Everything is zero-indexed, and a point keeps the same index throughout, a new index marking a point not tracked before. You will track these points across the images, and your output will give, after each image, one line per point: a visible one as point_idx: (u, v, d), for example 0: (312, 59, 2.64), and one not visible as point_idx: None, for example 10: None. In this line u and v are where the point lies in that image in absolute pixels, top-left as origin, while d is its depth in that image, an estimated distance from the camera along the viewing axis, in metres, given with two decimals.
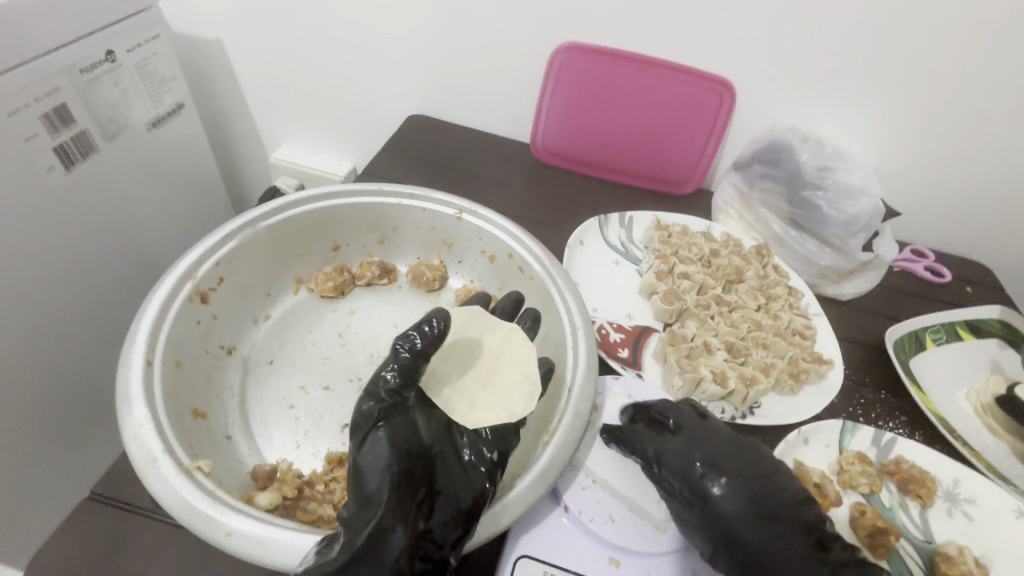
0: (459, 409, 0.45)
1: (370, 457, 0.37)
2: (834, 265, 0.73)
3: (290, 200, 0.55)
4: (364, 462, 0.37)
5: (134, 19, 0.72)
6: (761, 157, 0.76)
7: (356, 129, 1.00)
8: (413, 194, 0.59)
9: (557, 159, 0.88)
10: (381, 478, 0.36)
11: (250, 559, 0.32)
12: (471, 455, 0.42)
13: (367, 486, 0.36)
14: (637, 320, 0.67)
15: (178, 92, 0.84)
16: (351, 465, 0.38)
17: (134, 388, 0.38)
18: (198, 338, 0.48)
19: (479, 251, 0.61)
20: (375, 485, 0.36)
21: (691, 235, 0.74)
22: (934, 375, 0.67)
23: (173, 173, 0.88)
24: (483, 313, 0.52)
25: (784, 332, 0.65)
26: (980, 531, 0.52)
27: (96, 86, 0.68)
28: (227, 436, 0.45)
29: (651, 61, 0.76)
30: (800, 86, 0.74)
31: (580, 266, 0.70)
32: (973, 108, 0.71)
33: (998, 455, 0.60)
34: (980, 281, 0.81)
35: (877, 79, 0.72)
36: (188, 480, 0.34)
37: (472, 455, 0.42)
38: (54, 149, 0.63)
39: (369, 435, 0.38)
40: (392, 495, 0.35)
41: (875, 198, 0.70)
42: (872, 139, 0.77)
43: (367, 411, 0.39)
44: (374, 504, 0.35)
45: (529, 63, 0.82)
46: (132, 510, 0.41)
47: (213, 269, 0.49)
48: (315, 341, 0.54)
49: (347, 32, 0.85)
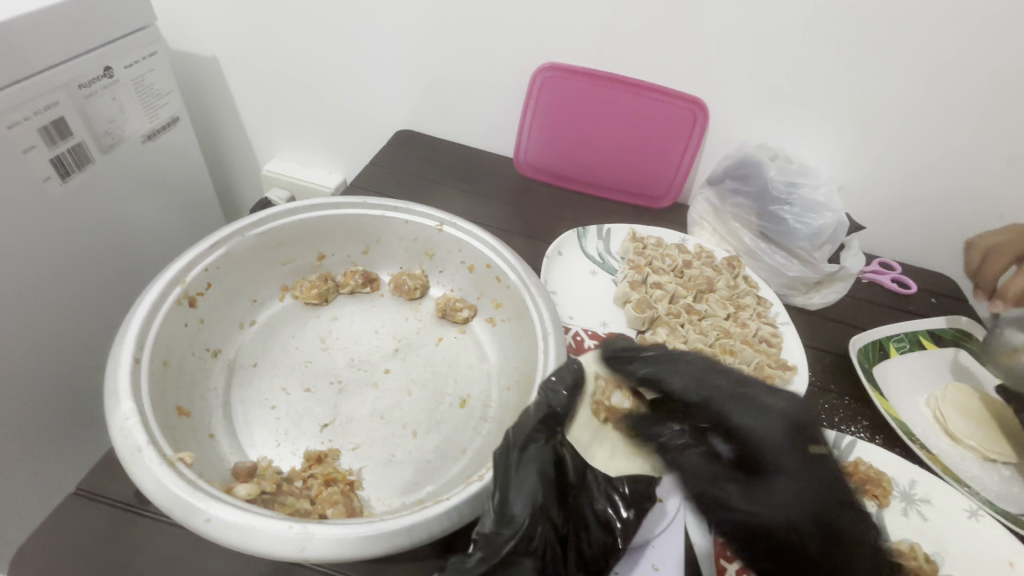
0: (602, 458, 0.50)
1: (513, 488, 0.39)
2: (802, 276, 0.77)
3: (278, 210, 0.58)
4: (501, 492, 0.39)
5: (133, 37, 0.75)
6: (733, 173, 0.80)
7: (347, 143, 1.03)
8: (396, 207, 0.62)
9: (539, 173, 0.92)
10: (527, 503, 0.38)
11: (227, 543, 0.34)
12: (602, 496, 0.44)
13: (512, 508, 0.38)
14: (611, 328, 0.70)
15: (174, 106, 0.87)
16: (494, 487, 0.40)
17: (121, 384, 0.40)
18: (185, 340, 0.50)
19: (459, 261, 0.64)
20: (506, 513, 0.38)
21: (665, 247, 0.78)
22: (897, 381, 0.70)
23: (167, 183, 0.90)
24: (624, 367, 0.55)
25: (751, 340, 0.67)
26: (935, 531, 0.54)
27: (94, 101, 0.71)
28: (210, 434, 0.47)
29: (627, 81, 0.80)
30: (768, 106, 0.78)
31: (558, 276, 0.73)
32: (931, 128, 0.75)
33: (955, 458, 0.62)
34: (945, 293, 0.84)
35: (840, 100, 0.76)
36: (171, 470, 0.36)
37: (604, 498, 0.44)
38: (52, 160, 0.66)
39: (523, 464, 0.40)
40: (527, 520, 0.38)
41: (838, 213, 0.74)
42: (838, 157, 0.81)
43: (534, 446, 0.41)
44: (512, 528, 0.38)
45: (512, 82, 0.86)
46: (115, 503, 0.43)
47: (201, 275, 0.52)
48: (298, 345, 0.56)
49: (338, 50, 0.89)
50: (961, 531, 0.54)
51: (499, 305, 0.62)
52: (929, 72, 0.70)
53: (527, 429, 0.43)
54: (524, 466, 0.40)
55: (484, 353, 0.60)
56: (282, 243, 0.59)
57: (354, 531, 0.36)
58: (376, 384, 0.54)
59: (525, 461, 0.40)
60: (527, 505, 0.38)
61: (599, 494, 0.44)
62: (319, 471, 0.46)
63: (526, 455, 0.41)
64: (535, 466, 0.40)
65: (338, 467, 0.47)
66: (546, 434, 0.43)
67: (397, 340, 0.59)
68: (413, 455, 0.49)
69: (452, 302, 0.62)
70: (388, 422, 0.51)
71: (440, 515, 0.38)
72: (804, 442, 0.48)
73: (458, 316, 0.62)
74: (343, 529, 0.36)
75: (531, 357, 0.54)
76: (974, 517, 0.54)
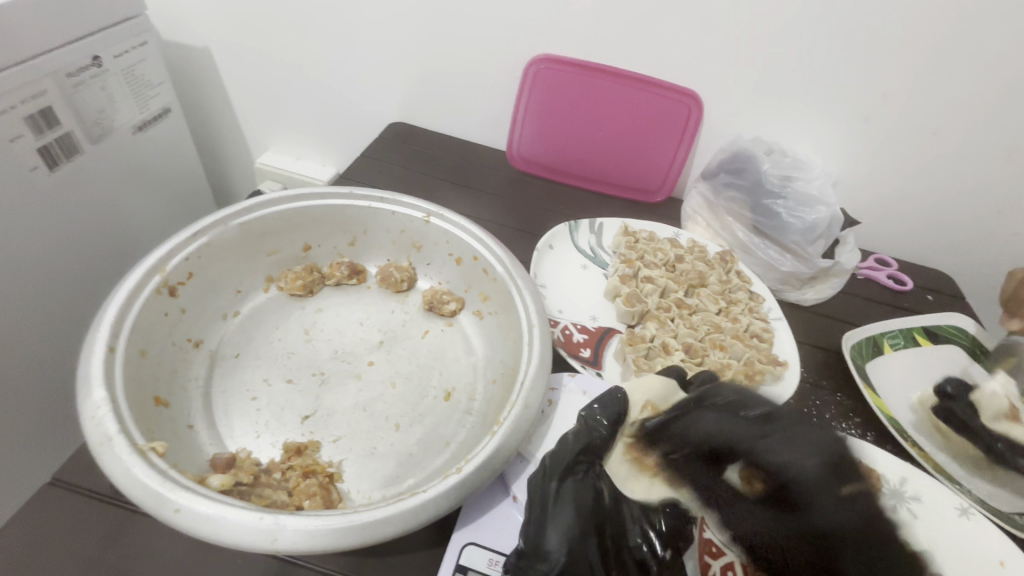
0: (638, 490, 0.46)
1: (548, 521, 0.41)
2: (795, 271, 0.76)
3: (262, 200, 0.57)
4: (537, 523, 0.41)
5: (122, 26, 0.75)
6: (727, 167, 0.79)
7: (340, 136, 1.02)
8: (383, 198, 0.61)
9: (533, 167, 0.91)
10: (561, 538, 0.40)
11: (197, 534, 0.34)
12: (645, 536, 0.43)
13: (546, 543, 0.40)
14: (601, 322, 0.69)
15: (165, 97, 0.87)
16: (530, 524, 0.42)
17: (94, 372, 0.39)
18: (165, 330, 0.50)
19: (447, 254, 0.63)
20: (541, 546, 0.40)
21: (657, 241, 0.77)
22: (890, 378, 0.69)
23: (158, 175, 0.90)
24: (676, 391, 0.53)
25: (742, 335, 0.67)
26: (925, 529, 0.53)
27: (82, 90, 0.70)
28: (189, 425, 0.47)
29: (622, 73, 0.79)
30: (764, 99, 0.77)
31: (548, 269, 0.73)
32: (930, 122, 0.74)
33: (947, 455, 0.61)
34: (942, 290, 0.83)
35: (836, 93, 0.75)
36: (142, 460, 0.36)
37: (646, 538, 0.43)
38: (39, 150, 0.65)
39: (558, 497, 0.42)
40: (564, 556, 0.39)
41: (832, 207, 0.74)
42: (834, 151, 0.80)
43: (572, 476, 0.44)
44: (546, 562, 0.39)
45: (505, 74, 0.85)
46: (89, 493, 0.43)
47: (182, 264, 0.51)
48: (282, 336, 0.56)
49: (330, 41, 0.88)
50: (951, 529, 0.53)
51: (486, 298, 0.61)
52: (928, 65, 0.69)
53: (562, 463, 0.45)
54: (559, 497, 0.42)
55: (471, 346, 0.59)
56: (266, 234, 0.59)
57: (325, 523, 0.35)
58: (359, 376, 0.54)
59: (559, 493, 0.42)
60: (561, 537, 0.40)
61: (635, 530, 0.43)
62: (298, 463, 0.45)
63: (565, 488, 0.43)
64: (572, 500, 0.42)
65: (317, 460, 0.46)
66: (583, 468, 0.45)
67: (382, 333, 0.59)
68: (395, 447, 0.49)
69: (439, 295, 0.62)
70: (370, 415, 0.51)
71: (414, 508, 0.37)
72: (836, 480, 0.43)
73: (445, 309, 0.61)
74: (314, 521, 0.35)
75: (517, 350, 0.54)
76: (966, 516, 0.54)
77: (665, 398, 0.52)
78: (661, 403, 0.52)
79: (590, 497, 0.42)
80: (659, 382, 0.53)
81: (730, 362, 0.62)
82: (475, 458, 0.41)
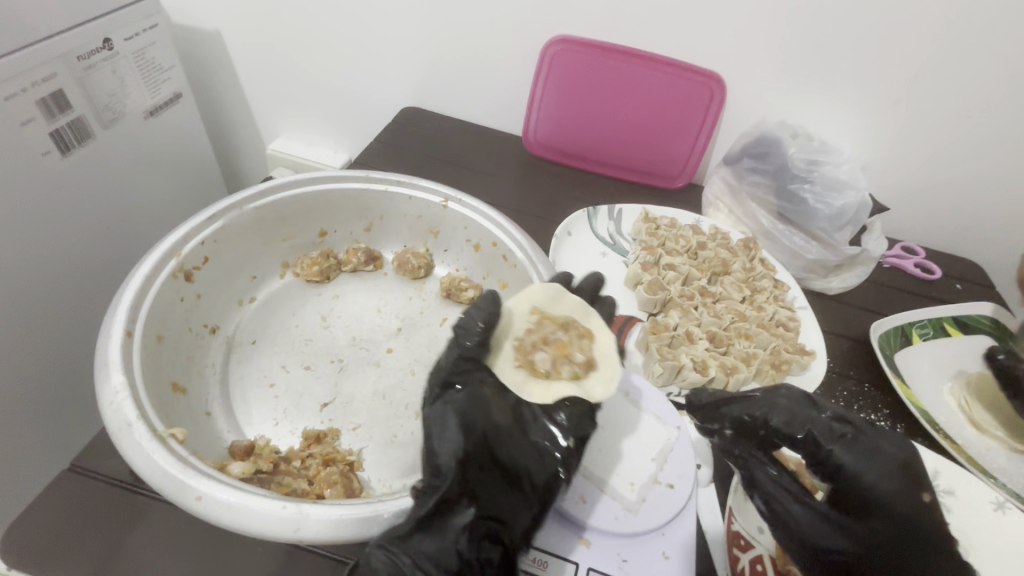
0: (536, 392, 0.43)
1: (439, 438, 0.38)
2: (821, 259, 0.74)
3: (277, 184, 0.56)
4: (429, 443, 0.38)
5: (132, 8, 0.73)
6: (751, 151, 0.76)
7: (352, 122, 1.01)
8: (400, 181, 0.60)
9: (549, 152, 0.89)
10: (452, 450, 0.37)
11: (220, 523, 0.33)
12: (545, 441, 0.40)
13: (439, 456, 0.38)
14: (621, 310, 0.67)
15: (176, 81, 0.86)
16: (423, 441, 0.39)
17: (112, 356, 0.38)
18: (181, 315, 0.49)
19: (465, 240, 0.62)
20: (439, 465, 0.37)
21: (679, 228, 0.75)
22: (920, 369, 0.67)
23: (169, 161, 0.89)
24: (561, 289, 0.48)
25: (768, 324, 0.65)
26: (959, 523, 0.51)
27: (93, 74, 0.69)
28: (206, 412, 0.46)
29: (642, 54, 0.77)
30: (790, 80, 0.75)
31: (567, 256, 0.71)
32: (965, 104, 0.71)
33: (980, 448, 0.60)
34: (971, 279, 0.81)
35: (866, 74, 0.72)
36: (162, 447, 0.35)
37: (548, 442, 0.40)
38: (51, 134, 0.64)
39: (439, 410, 0.39)
40: (457, 471, 0.37)
41: (861, 192, 0.71)
42: (862, 135, 0.77)
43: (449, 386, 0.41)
44: (441, 480, 0.37)
45: (521, 56, 0.83)
46: (108, 480, 0.42)
47: (197, 248, 0.50)
48: (299, 323, 0.55)
49: (342, 24, 0.86)
50: (985, 523, 0.51)
51: (505, 285, 0.60)
52: (965, 43, 0.66)
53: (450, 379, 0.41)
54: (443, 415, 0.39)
55: None
56: (281, 218, 0.58)
57: (350, 512, 0.34)
58: (378, 363, 0.53)
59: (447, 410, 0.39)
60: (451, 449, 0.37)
61: (535, 433, 0.41)
62: (318, 451, 0.44)
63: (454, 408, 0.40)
64: (452, 413, 0.39)
65: (337, 448, 0.46)
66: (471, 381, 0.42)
67: (400, 320, 0.57)
68: (415, 436, 0.48)
69: (457, 282, 0.60)
70: (390, 402, 0.50)
71: (439, 498, 0.36)
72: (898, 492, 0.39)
73: (463, 296, 0.60)
74: (339, 510, 0.34)
75: None
76: (1002, 511, 0.52)
77: (552, 301, 0.48)
78: (551, 307, 0.48)
79: (474, 408, 0.39)
80: (543, 288, 0.48)
81: (756, 351, 0.61)
82: None
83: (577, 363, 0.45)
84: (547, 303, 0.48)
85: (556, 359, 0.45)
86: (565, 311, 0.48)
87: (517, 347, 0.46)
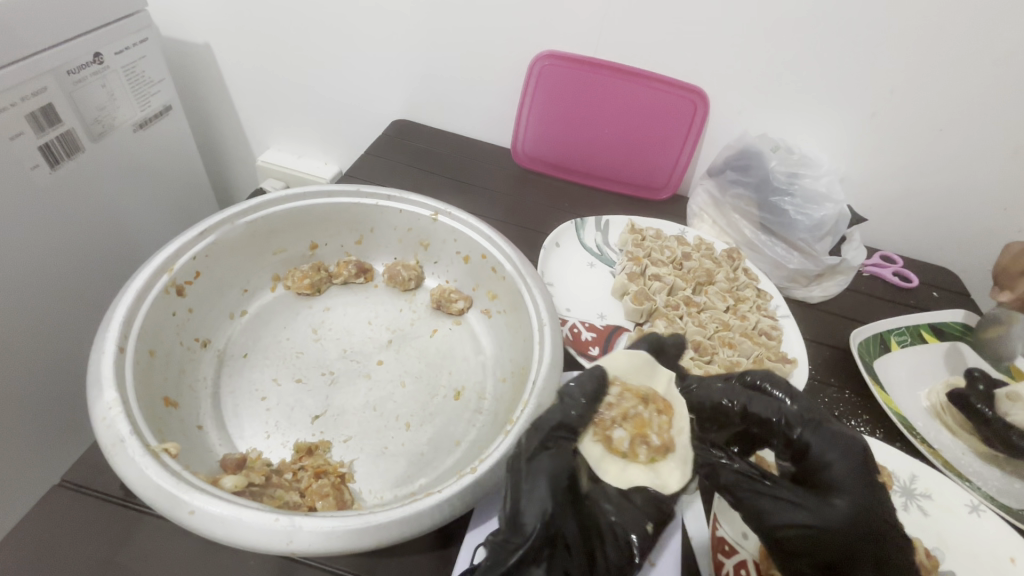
0: (612, 471, 0.44)
1: (529, 495, 0.37)
2: (802, 269, 0.76)
3: (268, 199, 0.56)
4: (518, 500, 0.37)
5: (123, 23, 0.74)
6: (733, 164, 0.78)
7: (343, 134, 1.02)
8: (390, 195, 0.61)
9: (537, 164, 0.90)
10: (540, 515, 0.36)
11: (212, 536, 0.33)
12: (616, 516, 0.42)
13: (524, 517, 0.37)
14: (609, 320, 0.69)
15: (166, 94, 0.86)
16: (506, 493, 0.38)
17: (105, 372, 0.39)
18: (173, 330, 0.49)
19: (454, 252, 0.63)
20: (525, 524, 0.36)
21: (664, 239, 0.77)
22: (897, 375, 0.69)
23: (160, 173, 0.89)
24: (651, 362, 0.49)
25: (750, 333, 0.67)
26: (935, 525, 0.53)
27: (83, 88, 0.69)
28: (198, 425, 0.47)
29: (627, 70, 0.79)
30: (770, 96, 0.77)
31: (555, 267, 0.72)
32: (936, 119, 0.74)
33: (955, 452, 0.61)
34: (947, 286, 0.83)
35: (842, 90, 0.74)
36: (155, 462, 0.35)
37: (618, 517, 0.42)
38: (40, 148, 0.64)
39: (531, 470, 0.39)
40: (541, 535, 0.36)
41: (840, 204, 0.73)
42: (840, 148, 0.80)
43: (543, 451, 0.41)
44: (521, 536, 0.36)
45: (509, 71, 0.84)
46: (99, 495, 0.42)
47: (190, 263, 0.50)
48: (290, 336, 0.55)
49: (333, 38, 0.88)
50: (960, 525, 0.53)
51: (495, 297, 0.61)
52: (934, 61, 0.69)
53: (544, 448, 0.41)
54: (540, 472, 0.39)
55: (479, 345, 0.59)
56: (273, 232, 0.58)
57: (342, 524, 0.35)
58: (369, 375, 0.53)
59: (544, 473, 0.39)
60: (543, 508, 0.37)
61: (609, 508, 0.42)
62: (310, 464, 0.45)
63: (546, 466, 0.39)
64: (545, 474, 0.38)
65: (328, 460, 0.46)
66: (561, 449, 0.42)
67: (390, 332, 0.58)
68: (406, 447, 0.49)
69: (447, 294, 0.61)
70: (381, 414, 0.50)
71: (430, 508, 0.37)
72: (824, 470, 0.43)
73: (453, 308, 0.61)
74: (331, 521, 0.35)
75: (527, 348, 0.53)
76: (977, 513, 0.53)
77: (636, 373, 0.49)
78: (631, 379, 0.49)
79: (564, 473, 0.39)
80: (628, 356, 0.49)
81: (739, 360, 0.63)
82: (490, 457, 0.41)
83: (655, 445, 0.45)
84: (632, 379, 0.49)
85: (636, 440, 0.45)
86: (647, 385, 0.49)
87: (598, 421, 0.46)
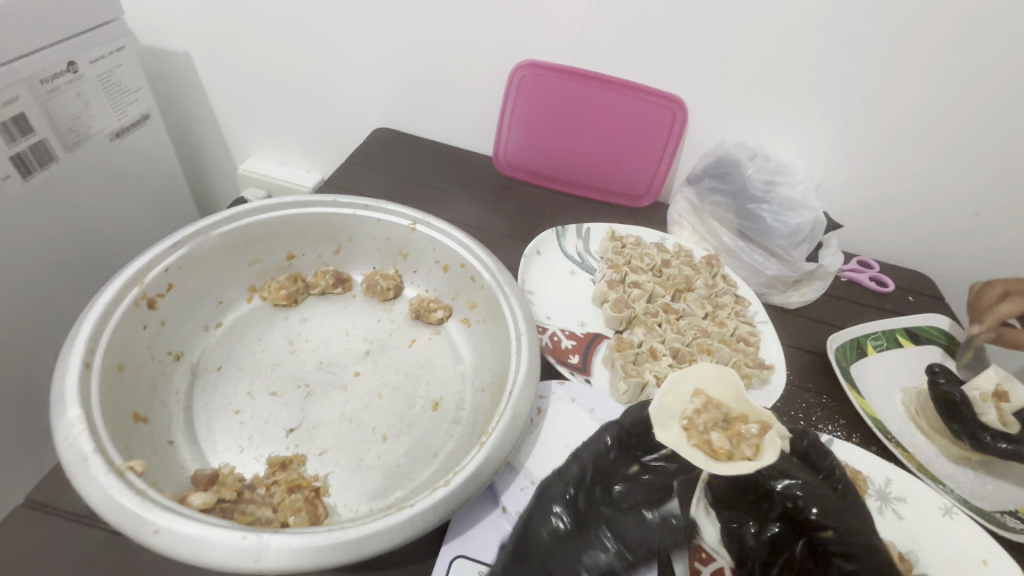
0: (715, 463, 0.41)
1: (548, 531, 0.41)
2: (780, 275, 0.77)
3: (242, 209, 0.56)
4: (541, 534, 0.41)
5: (99, 31, 0.73)
6: (711, 172, 0.79)
7: (325, 142, 1.01)
8: (368, 205, 0.61)
9: (519, 172, 0.91)
10: (546, 532, 0.41)
11: (176, 556, 0.33)
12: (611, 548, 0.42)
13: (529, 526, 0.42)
14: (589, 328, 0.69)
15: (144, 103, 0.85)
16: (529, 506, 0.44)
17: (69, 389, 0.38)
18: (144, 344, 0.48)
19: (433, 261, 0.63)
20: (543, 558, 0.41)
21: (644, 246, 0.77)
22: (874, 380, 0.70)
23: (136, 182, 0.88)
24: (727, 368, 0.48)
25: (729, 339, 0.67)
26: (909, 529, 0.54)
27: (57, 97, 0.68)
28: (169, 440, 0.46)
29: (606, 79, 0.80)
30: (747, 105, 0.78)
31: (536, 275, 0.73)
32: (908, 127, 0.75)
33: (930, 455, 0.62)
34: (922, 291, 0.85)
35: (817, 100, 0.76)
36: (119, 480, 0.35)
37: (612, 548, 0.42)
38: (11, 158, 0.63)
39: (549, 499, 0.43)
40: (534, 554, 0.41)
41: (816, 211, 0.74)
42: (816, 156, 0.81)
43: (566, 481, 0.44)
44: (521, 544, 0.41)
45: (490, 80, 0.85)
46: (64, 514, 0.41)
47: (161, 275, 0.50)
48: (265, 347, 0.55)
49: (314, 47, 0.87)
50: (934, 528, 0.54)
51: (474, 306, 0.61)
52: (904, 71, 0.71)
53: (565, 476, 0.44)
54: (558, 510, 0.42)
55: (458, 355, 0.59)
56: (248, 243, 0.58)
57: (311, 541, 0.34)
58: (345, 387, 0.53)
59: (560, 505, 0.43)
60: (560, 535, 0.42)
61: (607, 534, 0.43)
62: (283, 478, 0.45)
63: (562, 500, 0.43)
64: (559, 503, 0.43)
65: (302, 474, 0.46)
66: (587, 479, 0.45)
67: (368, 342, 0.58)
68: (382, 459, 0.48)
69: (426, 303, 0.61)
70: (357, 426, 0.50)
71: (402, 522, 0.37)
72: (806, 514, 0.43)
73: (432, 317, 0.61)
74: (299, 538, 0.34)
75: (505, 357, 0.53)
76: (950, 516, 0.54)
77: (716, 383, 0.47)
78: (712, 387, 0.47)
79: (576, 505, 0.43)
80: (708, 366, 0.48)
81: (718, 366, 0.63)
82: (463, 469, 0.41)
83: (746, 443, 0.43)
84: (714, 383, 0.47)
85: (730, 440, 0.43)
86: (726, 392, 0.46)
87: (691, 425, 0.43)
